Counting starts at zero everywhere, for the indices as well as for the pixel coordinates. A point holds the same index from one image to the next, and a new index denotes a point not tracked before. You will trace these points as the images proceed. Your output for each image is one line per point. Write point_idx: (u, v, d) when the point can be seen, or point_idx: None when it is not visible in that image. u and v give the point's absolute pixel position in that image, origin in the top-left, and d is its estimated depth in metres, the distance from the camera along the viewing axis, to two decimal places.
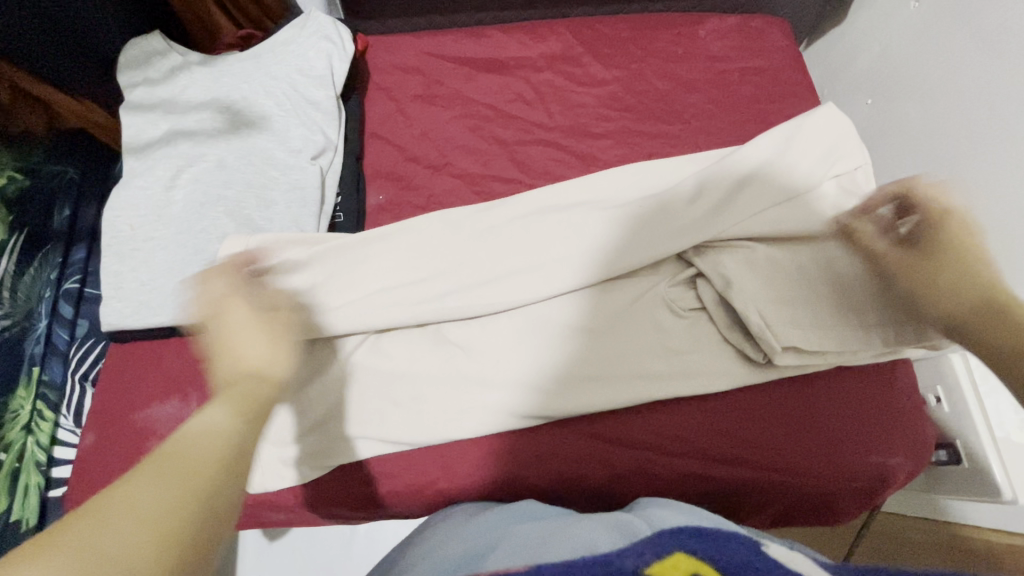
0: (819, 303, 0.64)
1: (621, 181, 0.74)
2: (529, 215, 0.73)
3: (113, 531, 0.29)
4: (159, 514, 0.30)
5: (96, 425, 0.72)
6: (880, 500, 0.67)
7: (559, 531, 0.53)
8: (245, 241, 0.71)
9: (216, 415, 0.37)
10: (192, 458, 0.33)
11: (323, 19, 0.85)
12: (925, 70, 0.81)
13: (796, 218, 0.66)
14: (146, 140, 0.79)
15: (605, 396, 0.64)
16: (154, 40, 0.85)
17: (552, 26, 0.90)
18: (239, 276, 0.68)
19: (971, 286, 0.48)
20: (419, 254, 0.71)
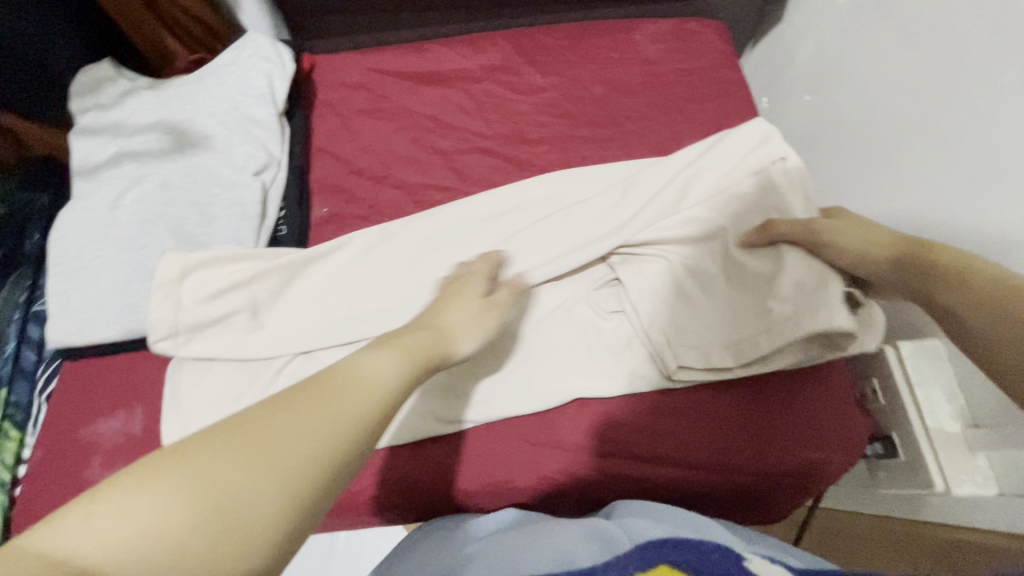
0: (738, 306, 0.65)
1: (552, 185, 0.75)
2: (459, 224, 0.74)
3: (269, 459, 0.35)
4: (303, 450, 0.35)
5: (46, 441, 0.74)
6: (814, 493, 0.68)
7: (538, 537, 0.54)
8: (183, 259, 0.70)
9: (381, 370, 0.44)
10: (346, 413, 0.39)
11: (263, 40, 0.87)
12: (857, 65, 0.82)
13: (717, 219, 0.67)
14: (94, 162, 0.81)
15: (534, 398, 0.65)
16: (104, 68, 0.88)
17: (491, 37, 0.93)
18: (178, 296, 0.69)
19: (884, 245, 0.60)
20: (355, 266, 0.73)
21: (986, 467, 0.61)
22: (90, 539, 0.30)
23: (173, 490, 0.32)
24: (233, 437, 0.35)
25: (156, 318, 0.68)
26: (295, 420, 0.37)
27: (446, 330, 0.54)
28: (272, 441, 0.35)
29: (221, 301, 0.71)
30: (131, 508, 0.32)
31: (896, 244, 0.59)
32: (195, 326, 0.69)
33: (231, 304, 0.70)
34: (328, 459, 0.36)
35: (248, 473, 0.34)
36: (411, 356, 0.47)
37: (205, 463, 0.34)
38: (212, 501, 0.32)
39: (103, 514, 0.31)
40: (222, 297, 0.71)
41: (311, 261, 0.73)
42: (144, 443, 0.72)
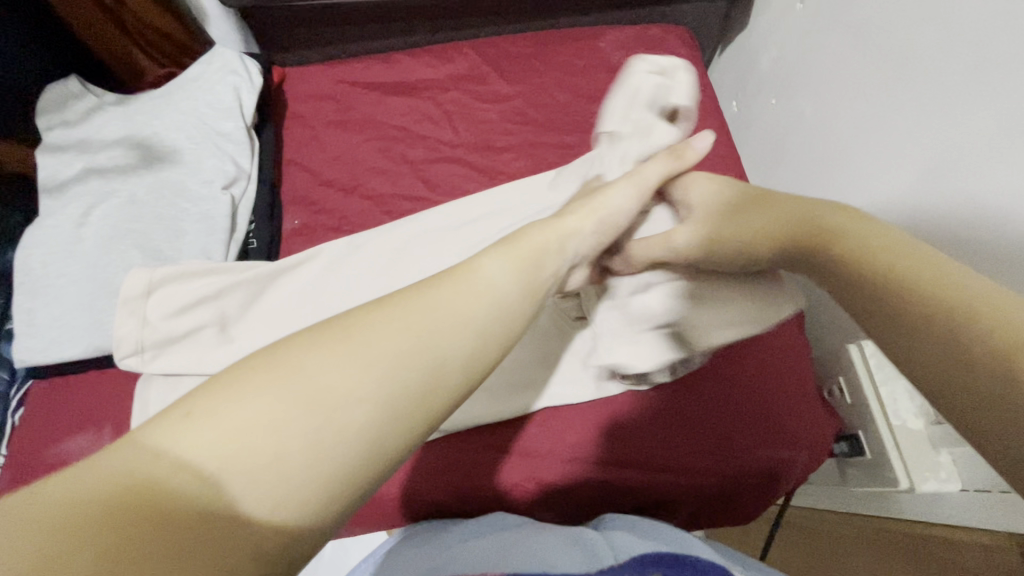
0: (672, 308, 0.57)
1: (517, 194, 0.76)
2: (426, 234, 0.75)
3: (369, 364, 0.31)
4: (403, 357, 0.31)
5: (14, 462, 0.73)
6: (784, 492, 0.68)
7: (521, 548, 0.53)
8: (148, 275, 0.70)
9: (490, 272, 0.38)
10: (445, 319, 0.34)
11: (229, 54, 0.87)
12: (818, 67, 0.84)
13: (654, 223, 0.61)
14: (61, 179, 0.81)
15: (500, 406, 0.65)
16: (70, 85, 0.87)
17: (458, 47, 0.93)
18: (144, 312, 0.69)
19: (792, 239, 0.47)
20: (323, 278, 0.73)
21: (949, 463, 0.60)
22: (189, 436, 0.27)
23: (274, 390, 0.29)
24: (327, 340, 0.31)
25: (121, 335, 0.67)
26: (390, 326, 0.32)
27: (563, 223, 0.47)
28: (366, 345, 0.31)
29: (188, 315, 0.70)
30: (226, 403, 0.28)
31: (800, 227, 0.47)
32: (161, 342, 0.69)
33: (198, 318, 0.70)
34: (427, 369, 0.32)
35: (353, 377, 0.30)
36: (529, 262, 0.41)
37: (302, 364, 0.30)
38: (307, 406, 0.29)
39: (202, 411, 0.28)
40: (188, 312, 0.70)
41: (279, 273, 0.73)
42: None
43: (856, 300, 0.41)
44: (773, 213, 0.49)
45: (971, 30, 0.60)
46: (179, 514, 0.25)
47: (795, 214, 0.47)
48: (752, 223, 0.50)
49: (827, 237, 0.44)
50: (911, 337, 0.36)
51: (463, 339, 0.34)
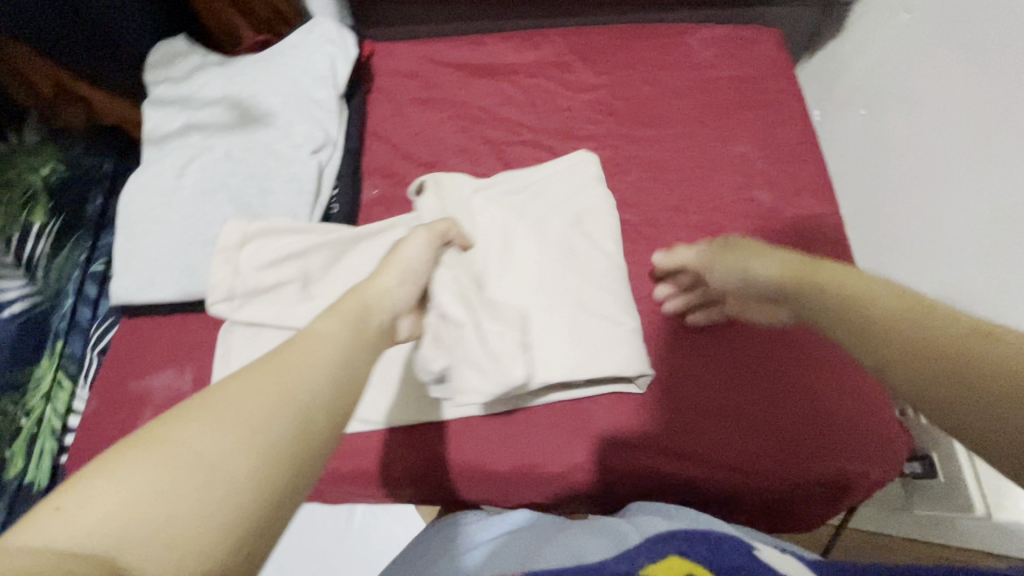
0: (475, 342, 0.58)
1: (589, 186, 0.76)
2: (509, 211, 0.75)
3: (237, 423, 0.31)
4: (270, 411, 0.32)
5: (99, 391, 0.78)
6: (846, 505, 0.68)
7: (548, 540, 0.57)
8: (243, 228, 0.73)
9: (324, 328, 0.39)
10: (294, 368, 0.34)
11: (329, 24, 0.90)
12: (916, 79, 0.81)
13: (489, 255, 0.70)
14: (164, 131, 0.86)
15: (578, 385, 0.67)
16: (178, 43, 0.92)
17: (546, 35, 0.94)
18: (237, 262, 0.72)
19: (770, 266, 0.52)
20: None
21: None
22: (60, 528, 0.26)
23: (148, 467, 0.28)
24: (184, 415, 0.31)
25: (216, 281, 0.71)
26: (253, 385, 0.33)
27: (370, 283, 0.46)
28: (234, 406, 0.31)
29: (274, 270, 0.73)
30: (92, 489, 0.28)
31: (782, 263, 0.51)
32: (250, 292, 0.72)
33: (282, 275, 0.72)
34: (295, 418, 0.32)
35: (222, 438, 0.30)
36: (356, 320, 0.41)
37: (169, 438, 0.30)
38: (178, 477, 0.28)
39: (73, 504, 0.27)
40: (275, 267, 0.73)
41: (360, 238, 0.75)
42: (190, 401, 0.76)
43: (845, 329, 0.41)
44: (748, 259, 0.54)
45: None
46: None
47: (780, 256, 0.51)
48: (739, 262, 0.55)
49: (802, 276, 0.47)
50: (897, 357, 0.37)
51: (316, 391, 0.34)
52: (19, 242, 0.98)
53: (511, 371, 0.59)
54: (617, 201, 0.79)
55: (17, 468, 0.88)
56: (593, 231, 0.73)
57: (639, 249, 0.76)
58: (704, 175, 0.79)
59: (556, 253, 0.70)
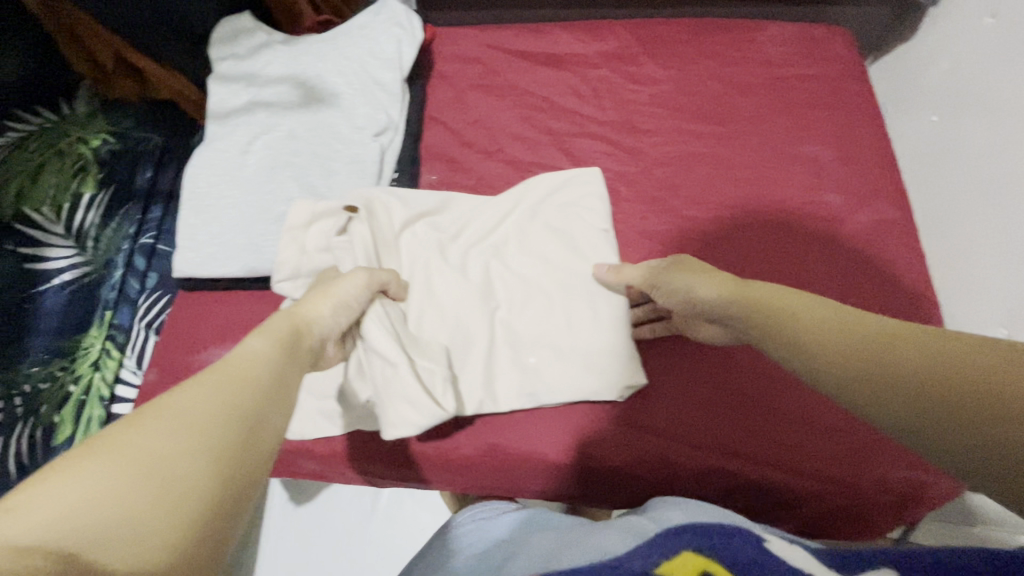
0: (411, 379, 0.59)
1: (584, 199, 0.76)
2: (522, 218, 0.77)
3: (187, 428, 0.30)
4: (220, 417, 0.31)
5: (158, 362, 0.79)
6: (909, 517, 0.67)
7: (572, 537, 0.56)
8: (310, 206, 0.71)
9: (255, 344, 0.39)
10: (239, 375, 0.35)
11: (397, 6, 0.90)
12: (995, 86, 0.79)
13: (416, 290, 0.72)
14: (229, 107, 0.86)
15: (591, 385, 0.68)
16: (244, 20, 0.92)
17: (612, 26, 0.93)
18: (302, 241, 0.69)
19: (716, 290, 0.55)
20: (460, 232, 0.76)
21: None
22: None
23: (100, 470, 0.27)
24: (125, 425, 0.29)
25: (281, 261, 0.68)
26: (200, 392, 0.32)
27: (303, 311, 0.48)
28: (182, 412, 0.31)
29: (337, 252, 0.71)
30: (36, 498, 0.26)
31: (731, 287, 0.54)
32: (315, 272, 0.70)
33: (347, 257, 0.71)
34: (243, 421, 0.32)
35: (171, 444, 0.29)
36: (288, 341, 0.42)
37: (117, 442, 0.28)
38: (131, 481, 0.27)
39: (13, 510, 0.25)
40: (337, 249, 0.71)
41: (422, 217, 0.76)
42: None
43: (797, 355, 0.45)
44: (700, 278, 0.57)
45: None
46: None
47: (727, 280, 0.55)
48: (688, 282, 0.58)
49: (748, 297, 0.52)
50: (866, 381, 0.40)
51: (262, 398, 0.34)
52: (69, 213, 0.99)
53: (443, 403, 0.61)
54: (682, 196, 0.78)
55: (66, 433, 0.90)
56: (516, 260, 0.74)
57: (704, 244, 0.74)
58: (772, 174, 0.78)
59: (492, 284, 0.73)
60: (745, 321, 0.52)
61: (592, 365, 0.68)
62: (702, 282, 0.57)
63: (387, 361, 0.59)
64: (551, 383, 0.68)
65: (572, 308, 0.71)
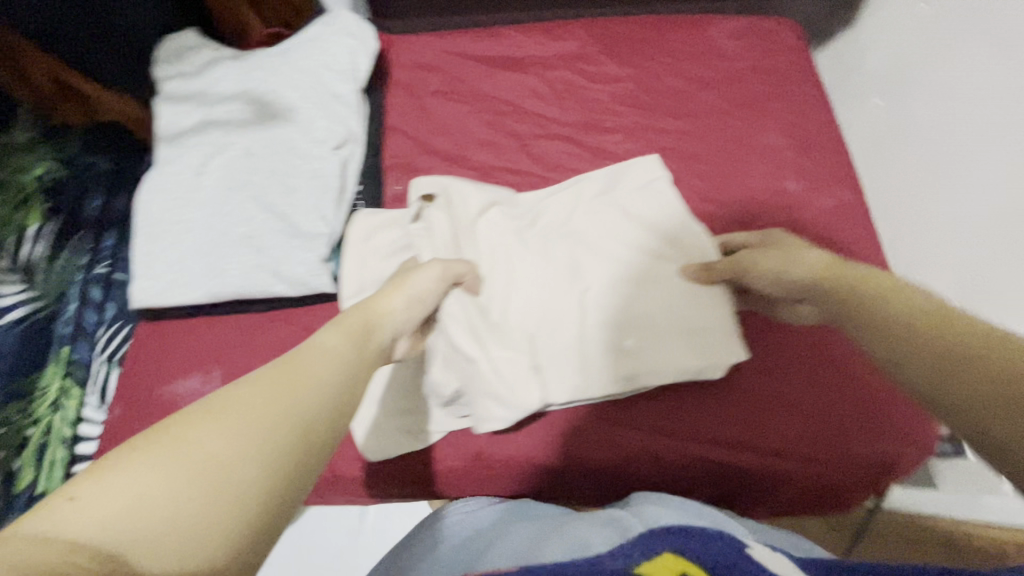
0: (490, 373, 0.65)
1: (650, 177, 0.76)
2: (596, 199, 0.76)
3: (248, 428, 0.33)
4: (279, 418, 0.34)
5: (124, 398, 0.77)
6: (882, 488, 0.70)
7: (555, 529, 0.55)
8: (365, 221, 0.78)
9: (326, 342, 0.42)
10: (301, 375, 0.37)
11: (348, 16, 0.88)
12: (938, 67, 0.83)
13: (497, 278, 0.70)
14: (179, 127, 0.83)
15: (693, 362, 0.67)
16: (188, 37, 0.89)
17: (568, 26, 0.94)
18: (365, 253, 0.76)
19: (811, 273, 0.55)
20: (534, 217, 0.75)
21: None
22: (79, 516, 0.28)
23: (166, 464, 0.30)
24: (194, 422, 0.33)
25: (346, 273, 0.75)
26: (263, 393, 0.35)
27: (375, 306, 0.51)
28: (243, 410, 0.33)
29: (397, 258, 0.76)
30: (113, 487, 0.29)
31: (828, 271, 0.53)
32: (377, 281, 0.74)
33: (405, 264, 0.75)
34: (300, 423, 0.35)
35: (231, 441, 0.32)
36: (359, 335, 0.46)
37: (186, 435, 0.32)
38: (194, 475, 0.30)
39: (88, 497, 0.28)
40: (397, 255, 0.76)
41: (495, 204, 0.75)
42: None
43: (886, 342, 0.44)
44: (789, 253, 0.58)
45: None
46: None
47: (831, 265, 0.54)
48: (778, 260, 0.59)
49: (849, 276, 0.52)
50: (909, 353, 0.42)
51: (318, 401, 0.37)
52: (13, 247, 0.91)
53: (528, 394, 0.65)
54: None
55: (26, 479, 0.85)
56: (597, 242, 0.72)
57: None
58: (734, 164, 0.80)
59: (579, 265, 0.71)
60: (823, 303, 0.53)
61: (699, 339, 0.67)
62: (789, 259, 0.58)
63: (467, 356, 0.65)
64: (651, 365, 0.66)
65: (669, 290, 0.69)
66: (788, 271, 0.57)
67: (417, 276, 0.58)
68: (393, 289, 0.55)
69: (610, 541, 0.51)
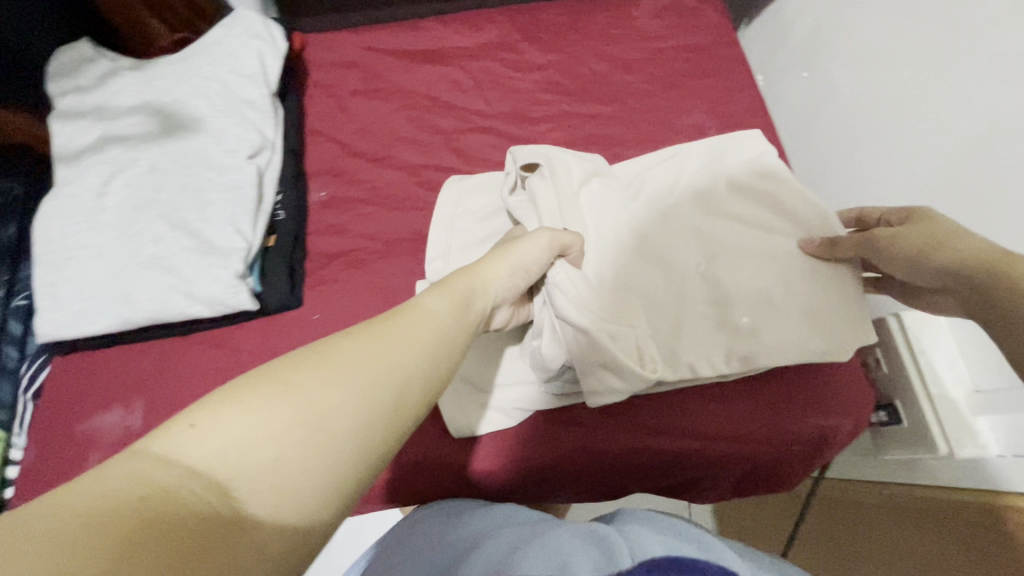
0: (607, 347, 0.56)
1: (752, 147, 0.71)
2: (700, 167, 0.70)
3: (349, 384, 0.33)
4: (379, 378, 0.34)
5: (40, 439, 0.72)
6: (824, 461, 0.71)
7: (536, 542, 0.49)
8: (455, 189, 0.74)
9: (433, 303, 0.43)
10: (403, 338, 0.38)
11: (252, 17, 0.84)
12: (857, 36, 0.83)
13: (604, 247, 0.62)
14: (77, 146, 0.77)
15: (817, 342, 0.61)
16: (83, 48, 0.84)
17: (488, 15, 0.91)
18: (452, 217, 0.72)
19: (955, 251, 0.51)
20: (638, 183, 0.70)
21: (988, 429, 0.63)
22: (195, 443, 0.30)
23: (274, 406, 0.31)
24: (301, 371, 0.34)
25: (432, 238, 0.71)
26: (366, 351, 0.36)
27: (483, 272, 0.50)
28: (344, 366, 0.34)
29: (487, 223, 0.72)
30: (227, 421, 0.30)
31: (984, 258, 0.49)
32: (466, 245, 0.70)
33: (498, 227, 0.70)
34: (397, 385, 0.35)
35: (335, 395, 0.33)
36: (461, 303, 0.45)
37: (294, 382, 0.33)
38: (299, 423, 0.31)
39: (203, 427, 0.30)
40: (489, 219, 0.72)
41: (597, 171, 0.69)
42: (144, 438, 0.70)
43: None
44: (947, 225, 0.53)
45: (1008, 11, 0.60)
46: (182, 518, 0.27)
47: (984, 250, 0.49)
48: (942, 234, 0.52)
49: (1016, 266, 0.47)
50: None
51: (417, 366, 0.37)
52: None
53: (644, 369, 0.58)
54: None
55: None
56: (703, 214, 0.67)
57: None
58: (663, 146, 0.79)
59: (685, 235, 0.66)
60: (970, 284, 0.50)
61: (814, 320, 0.62)
62: (956, 235, 0.51)
63: (579, 330, 0.56)
64: (769, 344, 0.61)
65: (783, 266, 0.64)
66: (933, 250, 0.52)
67: (521, 244, 0.54)
68: (494, 258, 0.52)
69: (596, 570, 0.45)
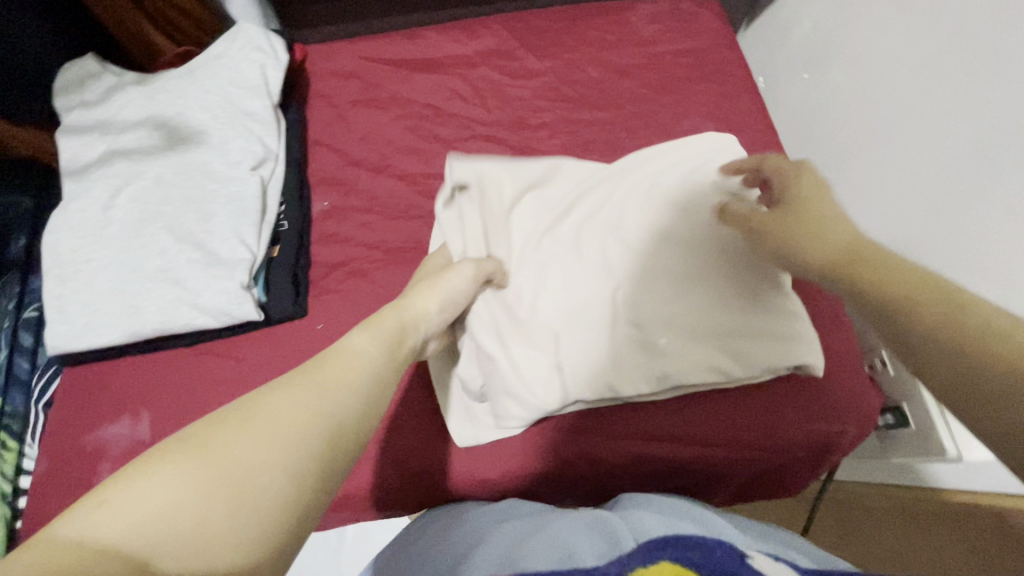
0: (508, 373, 0.62)
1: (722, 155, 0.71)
2: (673, 171, 0.71)
3: (272, 440, 0.33)
4: (306, 428, 0.34)
5: (50, 450, 0.73)
6: (831, 464, 0.71)
7: (536, 535, 0.49)
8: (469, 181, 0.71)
9: (361, 344, 0.43)
10: (329, 384, 0.38)
11: (253, 29, 0.85)
12: (855, 37, 0.83)
13: (525, 273, 0.66)
14: (85, 161, 0.79)
15: (734, 364, 0.64)
16: (88, 64, 0.85)
17: (485, 22, 0.91)
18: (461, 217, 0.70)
19: (829, 243, 0.48)
20: (574, 197, 0.71)
21: None
22: (107, 520, 0.28)
23: (191, 472, 0.30)
24: (220, 432, 0.33)
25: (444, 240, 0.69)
26: (289, 401, 0.35)
27: (414, 305, 0.53)
28: (269, 420, 0.34)
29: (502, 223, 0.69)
30: (143, 494, 0.29)
31: (841, 252, 0.46)
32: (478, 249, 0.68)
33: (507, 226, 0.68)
34: (324, 432, 0.35)
35: (261, 452, 0.32)
36: (394, 338, 0.47)
37: (215, 445, 0.32)
38: (221, 488, 0.30)
39: (115, 503, 0.29)
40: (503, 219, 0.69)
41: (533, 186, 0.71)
42: (151, 448, 0.71)
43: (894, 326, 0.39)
44: (823, 211, 0.51)
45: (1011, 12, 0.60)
46: None
47: (839, 245, 0.47)
48: (813, 217, 0.51)
49: (869, 259, 0.44)
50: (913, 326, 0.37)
51: (344, 409, 0.37)
52: None
53: (546, 394, 0.62)
54: None
55: None
56: (668, 219, 0.67)
57: None
58: None
59: (617, 249, 0.67)
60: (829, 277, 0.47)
61: (736, 340, 0.64)
62: (825, 219, 0.50)
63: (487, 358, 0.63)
64: (682, 366, 0.63)
65: (715, 282, 0.65)
66: (802, 241, 0.50)
67: (444, 280, 0.58)
68: (415, 293, 0.55)
69: (602, 556, 0.46)
